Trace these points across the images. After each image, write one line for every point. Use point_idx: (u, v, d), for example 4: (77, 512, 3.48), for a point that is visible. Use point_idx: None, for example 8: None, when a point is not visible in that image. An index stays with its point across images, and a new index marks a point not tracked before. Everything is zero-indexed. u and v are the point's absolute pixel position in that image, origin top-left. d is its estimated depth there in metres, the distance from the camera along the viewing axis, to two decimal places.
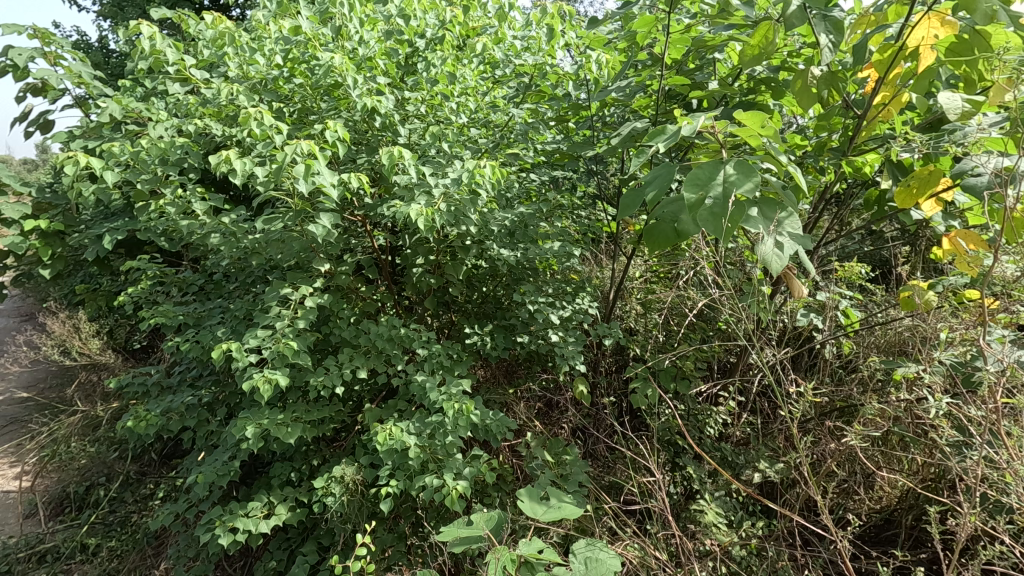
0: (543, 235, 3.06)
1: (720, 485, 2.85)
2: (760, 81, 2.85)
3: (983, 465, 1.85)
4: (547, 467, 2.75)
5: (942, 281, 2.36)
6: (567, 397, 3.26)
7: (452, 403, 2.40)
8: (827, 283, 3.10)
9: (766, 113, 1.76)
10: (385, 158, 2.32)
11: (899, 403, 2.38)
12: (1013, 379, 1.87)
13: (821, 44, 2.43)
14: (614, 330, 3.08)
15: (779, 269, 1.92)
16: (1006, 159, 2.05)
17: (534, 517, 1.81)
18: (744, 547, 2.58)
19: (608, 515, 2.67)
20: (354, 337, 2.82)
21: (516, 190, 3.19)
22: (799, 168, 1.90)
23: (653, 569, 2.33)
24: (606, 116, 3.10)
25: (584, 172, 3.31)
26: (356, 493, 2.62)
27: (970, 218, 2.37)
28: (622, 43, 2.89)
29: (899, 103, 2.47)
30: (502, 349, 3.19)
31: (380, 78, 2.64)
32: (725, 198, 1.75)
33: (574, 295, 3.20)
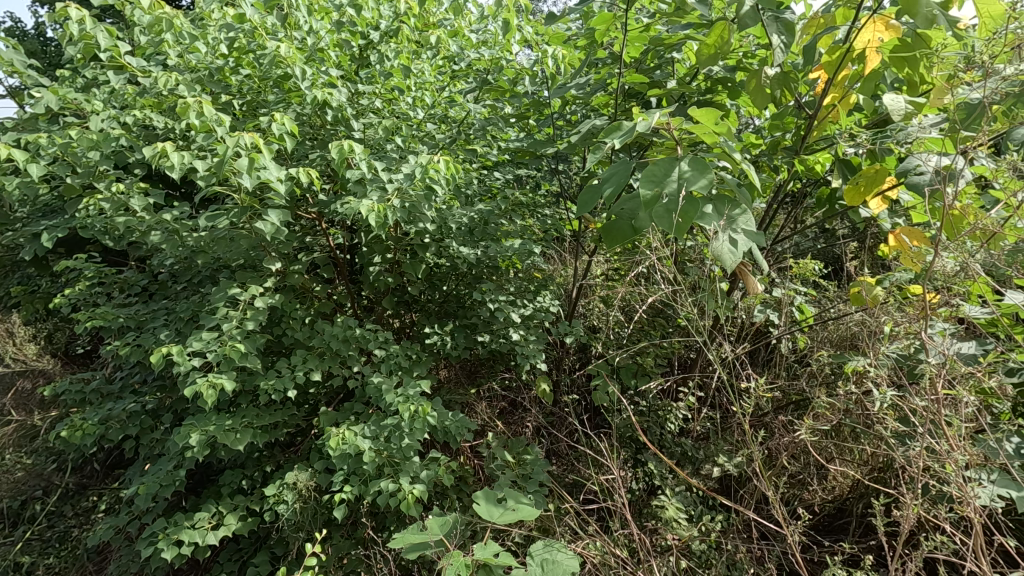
0: (504, 232, 3.04)
1: (681, 481, 2.88)
2: (717, 81, 2.88)
3: (927, 456, 1.89)
4: (507, 467, 2.72)
5: (889, 277, 2.49)
6: (529, 396, 3.25)
7: (408, 405, 2.35)
8: (782, 280, 3.17)
9: (720, 110, 1.79)
10: (335, 152, 2.26)
11: (848, 396, 2.45)
12: (951, 370, 1.94)
13: (774, 45, 2.47)
14: (574, 328, 3.08)
15: (733, 265, 1.94)
16: (946, 158, 2.12)
17: (491, 520, 1.79)
18: (703, 542, 2.60)
19: (568, 514, 2.66)
20: (308, 339, 2.73)
21: (477, 187, 3.15)
22: (752, 166, 1.94)
23: (613, 567, 2.32)
24: (566, 113, 3.09)
25: (547, 171, 3.29)
26: (310, 499, 2.53)
27: (914, 215, 2.36)
28: (581, 41, 2.90)
29: (847, 104, 2.54)
30: (462, 349, 3.15)
31: (332, 71, 2.57)
32: (681, 194, 1.77)
33: (536, 292, 3.18)
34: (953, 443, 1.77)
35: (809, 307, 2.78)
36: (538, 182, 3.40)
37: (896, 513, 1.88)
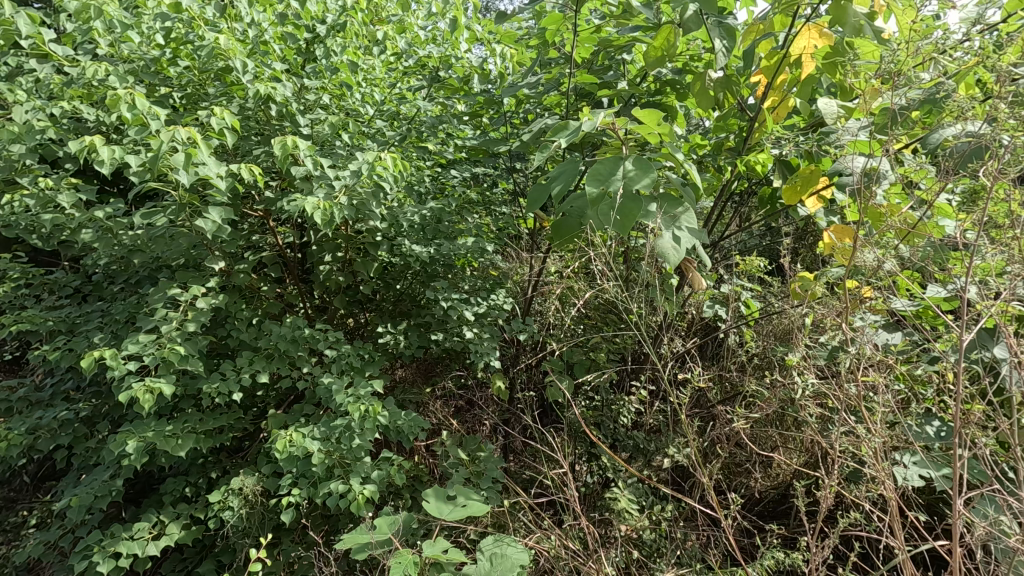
0: (457, 230, 3.03)
1: (633, 473, 2.94)
2: (666, 83, 2.96)
3: (853, 440, 2.00)
4: (462, 465, 2.71)
5: (826, 273, 2.58)
6: (484, 393, 3.26)
7: (358, 405, 2.32)
8: (728, 276, 3.28)
9: (661, 112, 1.85)
10: (278, 147, 2.20)
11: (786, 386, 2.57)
12: (872, 358, 2.07)
13: (716, 49, 2.54)
14: (528, 325, 3.10)
15: (677, 261, 2.01)
16: (872, 159, 2.26)
17: (440, 517, 1.80)
18: (654, 531, 2.68)
19: (523, 509, 2.68)
20: (255, 340, 2.65)
21: (429, 185, 3.14)
22: (694, 166, 2.02)
23: (564, 560, 2.36)
24: (519, 112, 3.11)
25: (504, 168, 3.21)
26: (258, 504, 2.47)
27: (850, 212, 2.39)
28: (532, 40, 2.92)
29: (785, 108, 2.66)
30: (416, 348, 3.12)
31: (275, 64, 2.51)
32: (626, 193, 1.83)
33: (490, 290, 3.17)
34: (869, 427, 1.88)
35: (752, 302, 2.88)
36: (496, 180, 3.30)
37: (812, 493, 2.00)
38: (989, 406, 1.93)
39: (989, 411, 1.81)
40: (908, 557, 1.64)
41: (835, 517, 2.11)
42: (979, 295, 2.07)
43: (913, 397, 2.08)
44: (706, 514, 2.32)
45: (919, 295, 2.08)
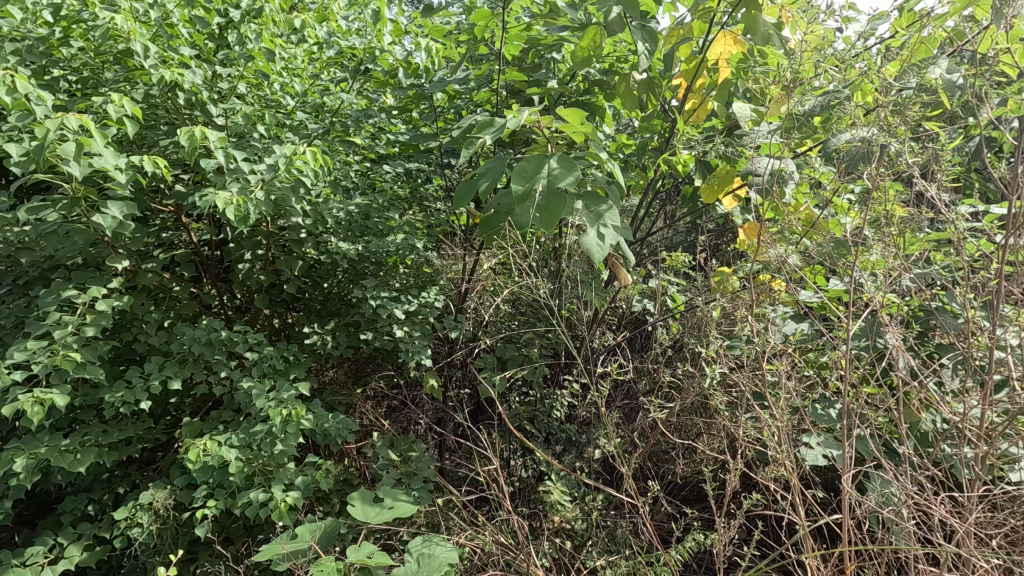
0: (387, 227, 2.96)
1: (565, 465, 3.01)
2: (593, 83, 3.03)
3: (763, 425, 2.14)
4: (393, 466, 2.67)
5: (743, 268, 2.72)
6: (417, 392, 3.22)
7: (279, 409, 2.23)
8: (656, 271, 3.40)
9: (583, 111, 1.91)
10: (185, 139, 2.08)
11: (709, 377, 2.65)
12: (778, 348, 2.23)
13: (639, 52, 2.60)
14: (460, 323, 3.08)
15: (601, 259, 2.01)
16: (779, 161, 2.40)
17: (366, 520, 1.76)
18: (585, 521, 2.75)
19: (455, 507, 2.68)
20: (165, 344, 2.49)
21: (357, 180, 3.05)
22: (616, 165, 2.11)
23: (495, 555, 2.38)
24: (449, 108, 3.09)
25: (437, 164, 3.19)
26: (170, 519, 2.33)
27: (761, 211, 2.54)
28: (461, 35, 2.91)
29: (704, 110, 2.78)
30: (344, 349, 3.03)
31: (183, 49, 2.35)
32: (550, 191, 1.88)
33: (422, 288, 3.09)
34: (774, 410, 2.03)
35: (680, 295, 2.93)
36: (429, 176, 3.26)
37: (722, 476, 2.13)
38: (877, 388, 2.11)
39: (877, 393, 1.99)
40: (806, 531, 1.77)
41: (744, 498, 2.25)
42: (871, 287, 2.26)
43: (818, 383, 2.22)
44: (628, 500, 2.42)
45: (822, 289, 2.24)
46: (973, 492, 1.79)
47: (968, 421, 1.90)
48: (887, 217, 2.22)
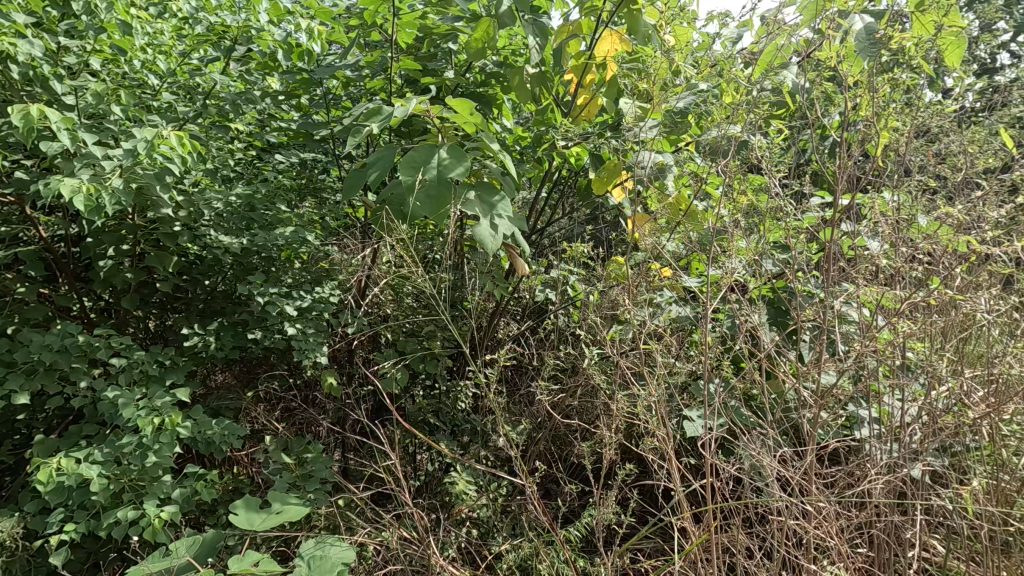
0: (275, 219, 2.76)
1: (471, 455, 3.02)
2: (490, 75, 3.04)
3: (650, 406, 2.27)
4: (287, 470, 2.54)
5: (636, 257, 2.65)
6: (314, 393, 3.08)
7: (150, 419, 2.05)
8: (557, 261, 3.47)
9: (471, 102, 1.95)
10: (19, 118, 1.84)
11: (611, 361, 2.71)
12: (660, 330, 2.40)
13: (530, 45, 2.65)
14: (358, 318, 2.97)
15: (494, 247, 2.07)
16: (659, 155, 2.57)
17: (250, 529, 1.68)
18: (490, 508, 2.79)
19: (357, 507, 2.61)
20: (9, 353, 2.21)
21: (236, 169, 2.95)
22: (509, 156, 2.13)
23: (397, 552, 2.35)
24: (339, 97, 2.98)
25: (336, 154, 3.02)
26: (22, 549, 2.08)
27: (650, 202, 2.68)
28: (351, 19, 2.80)
29: (594, 105, 2.91)
30: (230, 350, 2.82)
31: (15, 16, 2.08)
32: (439, 180, 1.94)
33: (316, 284, 2.93)
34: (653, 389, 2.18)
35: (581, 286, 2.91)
36: (326, 167, 3.10)
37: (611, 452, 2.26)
38: (752, 365, 2.30)
39: (747, 367, 2.19)
40: (682, 496, 1.93)
41: (634, 472, 2.40)
42: (744, 272, 2.47)
43: (700, 362, 2.39)
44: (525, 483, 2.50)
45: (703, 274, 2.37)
46: (821, 449, 2.02)
47: (820, 388, 2.14)
48: (754, 206, 2.43)
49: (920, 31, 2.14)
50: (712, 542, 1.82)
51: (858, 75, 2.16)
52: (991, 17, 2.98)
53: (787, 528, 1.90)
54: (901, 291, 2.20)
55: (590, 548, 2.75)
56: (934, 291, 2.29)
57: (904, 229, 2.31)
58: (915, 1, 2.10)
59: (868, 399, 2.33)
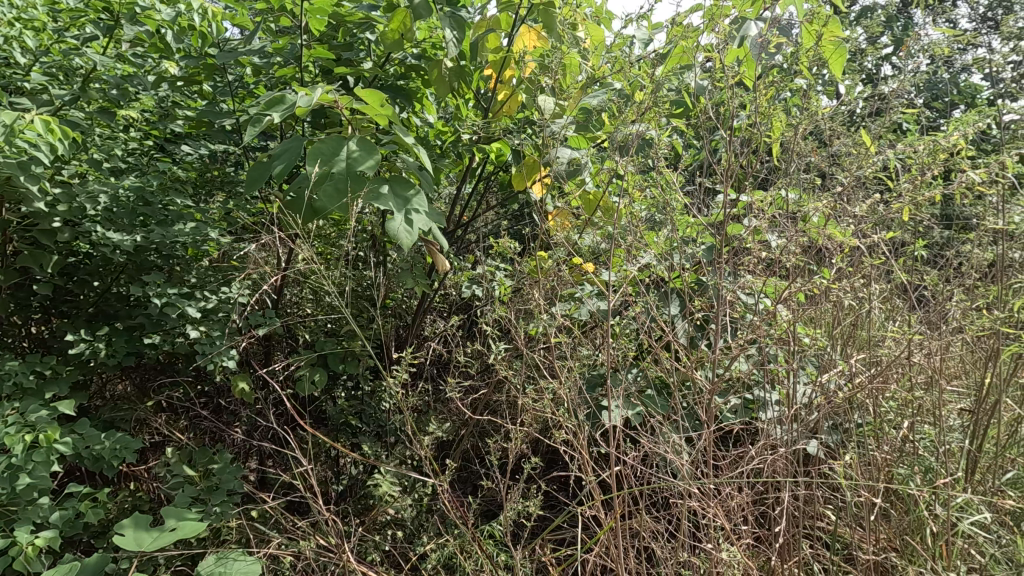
0: (173, 214, 2.58)
1: (396, 456, 2.95)
2: (410, 69, 2.96)
3: (570, 398, 2.31)
4: (190, 484, 2.38)
5: (558, 251, 2.59)
6: (225, 399, 2.90)
7: (20, 436, 1.86)
8: (484, 256, 3.43)
9: (380, 93, 1.89)
10: None
11: (535, 356, 2.72)
12: (574, 324, 2.46)
13: (448, 38, 2.58)
14: (270, 319, 2.77)
15: (408, 243, 2.01)
16: (575, 151, 2.64)
17: (140, 550, 1.60)
18: (414, 508, 2.74)
19: (271, 517, 2.49)
20: None
21: (129, 160, 2.73)
22: (424, 150, 2.08)
23: (312, 561, 2.26)
24: (249, 86, 2.86)
25: (246, 146, 2.84)
26: None
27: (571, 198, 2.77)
28: (255, 3, 2.65)
29: (515, 101, 2.89)
30: (123, 356, 2.60)
31: None
32: (347, 173, 1.88)
33: (222, 283, 2.74)
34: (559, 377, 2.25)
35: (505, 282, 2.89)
36: (238, 160, 2.91)
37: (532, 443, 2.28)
38: (668, 357, 2.36)
39: (660, 357, 2.26)
40: (594, 483, 2.00)
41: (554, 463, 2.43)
42: (658, 266, 2.55)
43: (619, 353, 2.45)
44: (447, 482, 2.48)
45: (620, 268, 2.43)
46: (719, 429, 2.14)
47: (726, 375, 2.25)
48: (666, 202, 2.51)
49: (807, 39, 2.28)
50: (617, 526, 1.90)
51: (755, 79, 2.29)
52: (873, 31, 3.26)
53: (689, 509, 2.00)
54: (796, 282, 2.35)
55: (516, 541, 2.77)
56: (825, 281, 2.47)
57: (799, 224, 2.47)
58: (801, 12, 2.25)
59: (771, 383, 2.48)
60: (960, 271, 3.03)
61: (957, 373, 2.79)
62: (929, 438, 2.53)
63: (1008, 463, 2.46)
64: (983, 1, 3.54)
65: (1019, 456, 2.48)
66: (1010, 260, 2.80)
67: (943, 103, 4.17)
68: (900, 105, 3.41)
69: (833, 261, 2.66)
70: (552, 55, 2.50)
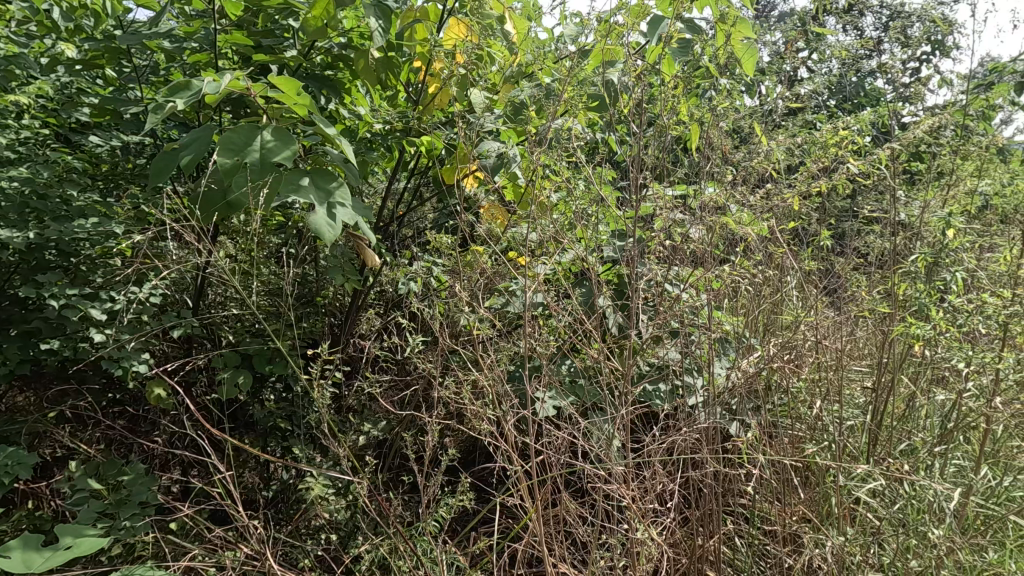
0: (71, 209, 2.39)
1: (330, 458, 2.85)
2: (337, 59, 2.84)
3: (504, 392, 2.31)
4: (98, 498, 2.21)
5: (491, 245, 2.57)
6: (140, 407, 2.72)
7: None
8: (419, 251, 3.37)
9: (296, 81, 1.81)
10: None
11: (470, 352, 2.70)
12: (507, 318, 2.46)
13: (372, 27, 2.49)
14: (186, 320, 2.61)
15: (332, 237, 1.93)
16: (507, 145, 2.62)
17: (28, 571, 1.48)
18: (349, 509, 2.67)
19: (191, 528, 2.36)
20: None
21: (22, 150, 2.51)
22: (347, 141, 1.99)
23: (234, 571, 2.16)
24: (159, 73, 2.68)
25: (158, 136, 2.64)
26: None
27: (505, 192, 2.75)
28: None
29: (445, 94, 2.78)
30: (19, 364, 2.39)
31: None
32: (261, 164, 1.79)
33: (132, 283, 2.56)
34: (491, 372, 2.25)
35: (439, 276, 2.83)
36: (150, 152, 2.71)
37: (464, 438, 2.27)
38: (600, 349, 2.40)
39: (591, 350, 2.29)
40: (524, 474, 2.01)
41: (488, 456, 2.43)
42: (589, 258, 2.58)
43: (552, 346, 2.47)
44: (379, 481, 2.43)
45: (551, 261, 2.45)
46: (643, 416, 2.20)
47: (653, 365, 2.30)
48: (595, 194, 2.55)
49: (719, 39, 2.37)
50: (537, 512, 1.95)
51: (674, 77, 2.36)
52: (788, 36, 3.44)
53: (610, 493, 2.08)
54: (715, 271, 2.46)
55: (454, 537, 2.75)
56: (742, 270, 2.60)
57: (720, 216, 2.57)
58: (715, 12, 2.34)
59: (698, 369, 2.57)
60: (865, 261, 3.26)
61: (864, 355, 2.99)
62: (837, 415, 2.71)
63: (903, 435, 2.68)
64: (883, 9, 3.82)
65: (912, 428, 2.71)
66: (905, 250, 3.05)
67: (852, 105, 4.47)
68: (812, 106, 3.62)
69: (752, 253, 2.79)
70: (478, 48, 2.49)
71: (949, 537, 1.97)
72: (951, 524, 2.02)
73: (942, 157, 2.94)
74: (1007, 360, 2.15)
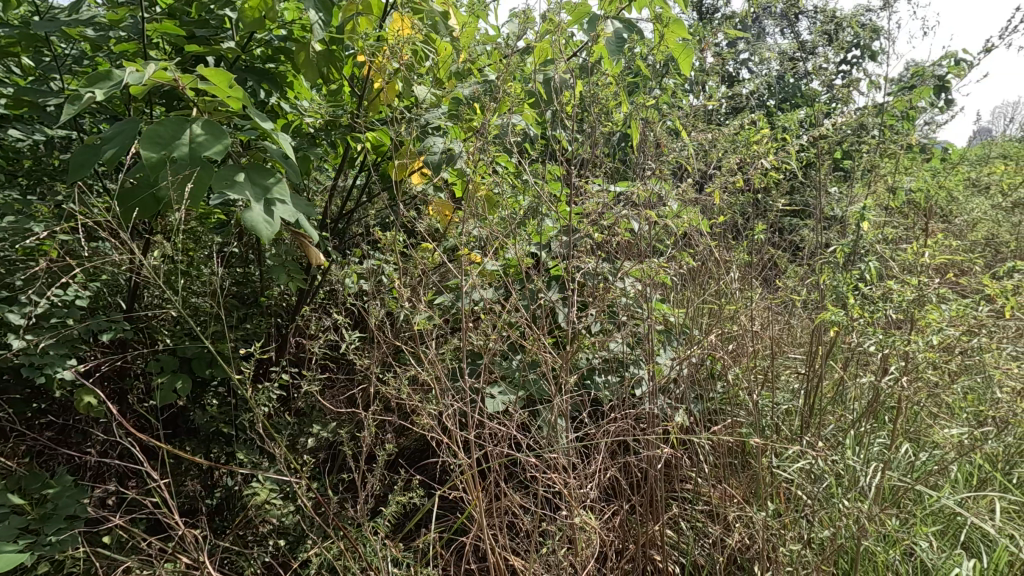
0: None
1: (276, 462, 2.78)
2: (277, 51, 2.75)
3: (451, 387, 2.32)
4: (21, 514, 2.08)
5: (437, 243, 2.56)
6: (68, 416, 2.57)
7: None
8: (366, 249, 3.32)
9: (226, 73, 1.75)
10: None
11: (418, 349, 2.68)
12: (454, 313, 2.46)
13: (312, 20, 2.41)
14: (117, 323, 2.48)
15: (269, 234, 1.88)
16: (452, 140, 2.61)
17: None
18: (296, 513, 2.61)
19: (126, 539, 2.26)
20: None
21: None
22: (284, 137, 1.93)
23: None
24: (82, 63, 2.54)
25: (83, 130, 2.52)
26: None
27: (451, 187, 2.75)
28: None
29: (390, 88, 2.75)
30: None
31: None
32: (189, 158, 1.72)
33: (56, 285, 2.41)
34: (439, 369, 2.25)
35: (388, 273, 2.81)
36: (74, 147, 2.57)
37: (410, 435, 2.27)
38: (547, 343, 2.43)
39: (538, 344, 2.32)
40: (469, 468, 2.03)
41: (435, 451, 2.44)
42: (534, 253, 2.61)
43: (500, 342, 2.48)
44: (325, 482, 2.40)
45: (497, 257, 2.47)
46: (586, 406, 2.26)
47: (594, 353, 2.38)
48: (540, 190, 2.57)
49: (657, 40, 2.43)
50: (480, 503, 2.00)
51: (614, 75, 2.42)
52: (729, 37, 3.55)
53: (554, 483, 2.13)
54: (657, 266, 2.53)
55: (405, 535, 2.74)
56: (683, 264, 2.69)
57: (661, 211, 2.64)
58: (653, 13, 2.39)
59: (643, 361, 2.64)
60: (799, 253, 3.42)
61: (799, 342, 3.14)
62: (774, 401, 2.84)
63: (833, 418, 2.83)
64: (816, 13, 4.01)
65: (841, 410, 2.87)
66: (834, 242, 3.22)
67: (789, 105, 4.66)
68: (752, 106, 3.76)
69: (692, 246, 2.89)
70: (422, 43, 2.47)
71: (866, 510, 2.11)
72: (869, 497, 2.16)
73: (867, 155, 3.11)
74: (918, 343, 2.30)
